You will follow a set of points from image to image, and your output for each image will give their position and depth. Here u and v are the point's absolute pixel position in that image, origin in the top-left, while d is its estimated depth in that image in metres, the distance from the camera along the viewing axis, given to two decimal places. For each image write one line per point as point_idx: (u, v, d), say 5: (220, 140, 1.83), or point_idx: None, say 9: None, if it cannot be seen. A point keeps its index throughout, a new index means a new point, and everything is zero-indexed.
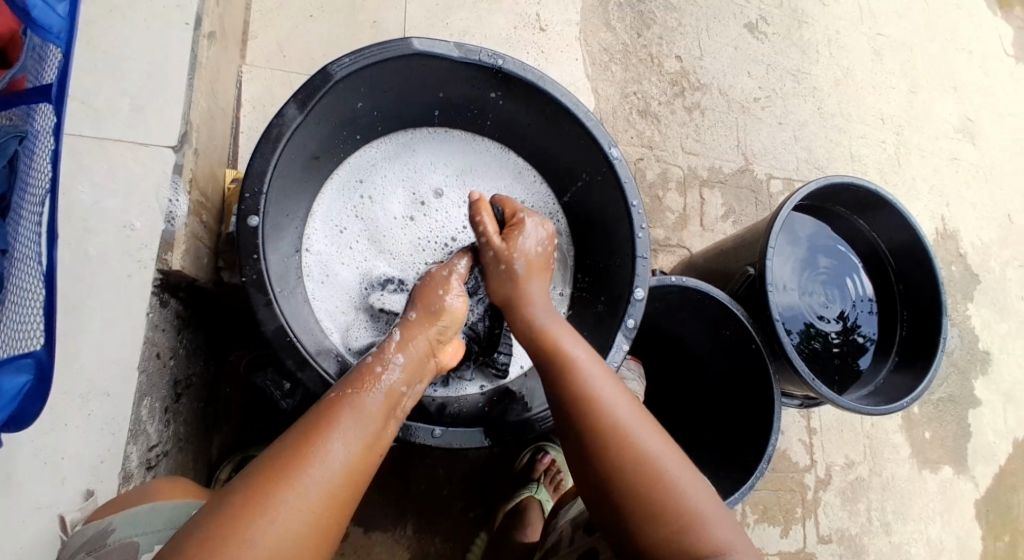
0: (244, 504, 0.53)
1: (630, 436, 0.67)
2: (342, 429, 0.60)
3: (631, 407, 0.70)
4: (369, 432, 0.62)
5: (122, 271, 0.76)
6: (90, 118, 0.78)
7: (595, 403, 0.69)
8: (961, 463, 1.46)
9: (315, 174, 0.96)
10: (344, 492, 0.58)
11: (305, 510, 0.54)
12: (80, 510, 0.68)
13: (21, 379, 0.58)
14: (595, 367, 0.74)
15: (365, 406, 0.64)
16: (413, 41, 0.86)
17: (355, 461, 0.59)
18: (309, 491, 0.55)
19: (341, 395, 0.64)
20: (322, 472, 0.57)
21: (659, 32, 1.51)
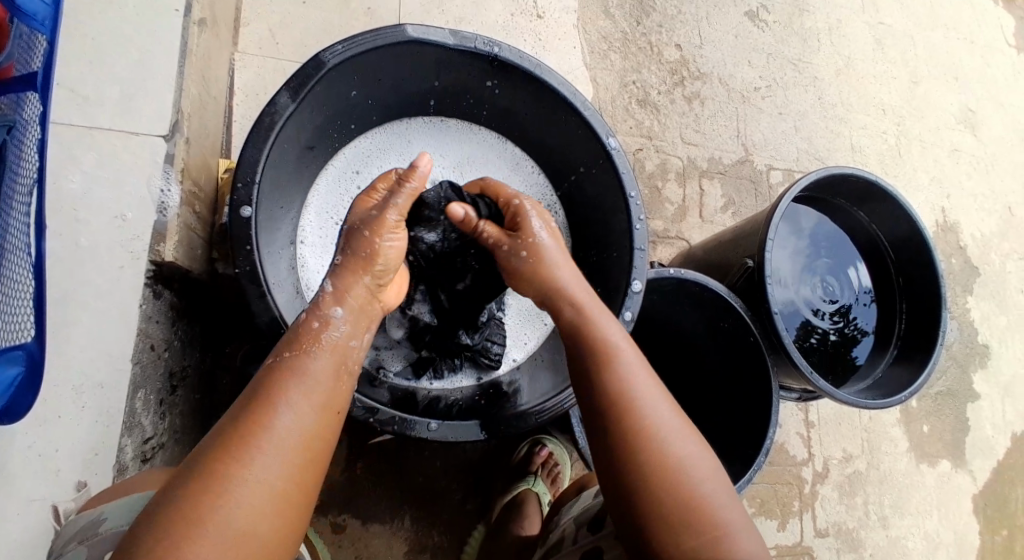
0: (202, 481, 0.50)
1: (649, 432, 0.62)
2: (287, 397, 0.56)
3: (660, 401, 0.65)
4: (322, 395, 0.58)
5: (114, 262, 0.75)
6: (80, 107, 0.77)
7: (616, 393, 0.65)
8: (959, 457, 1.46)
9: (310, 164, 0.95)
10: (305, 464, 0.55)
11: (265, 488, 0.51)
12: (73, 500, 0.68)
13: (13, 370, 0.59)
14: (631, 353, 0.69)
15: (308, 369, 0.59)
16: (407, 27, 0.85)
17: (312, 431, 0.56)
18: (266, 467, 0.52)
19: (281, 362, 0.59)
20: (276, 444, 0.53)
21: (659, 20, 1.50)
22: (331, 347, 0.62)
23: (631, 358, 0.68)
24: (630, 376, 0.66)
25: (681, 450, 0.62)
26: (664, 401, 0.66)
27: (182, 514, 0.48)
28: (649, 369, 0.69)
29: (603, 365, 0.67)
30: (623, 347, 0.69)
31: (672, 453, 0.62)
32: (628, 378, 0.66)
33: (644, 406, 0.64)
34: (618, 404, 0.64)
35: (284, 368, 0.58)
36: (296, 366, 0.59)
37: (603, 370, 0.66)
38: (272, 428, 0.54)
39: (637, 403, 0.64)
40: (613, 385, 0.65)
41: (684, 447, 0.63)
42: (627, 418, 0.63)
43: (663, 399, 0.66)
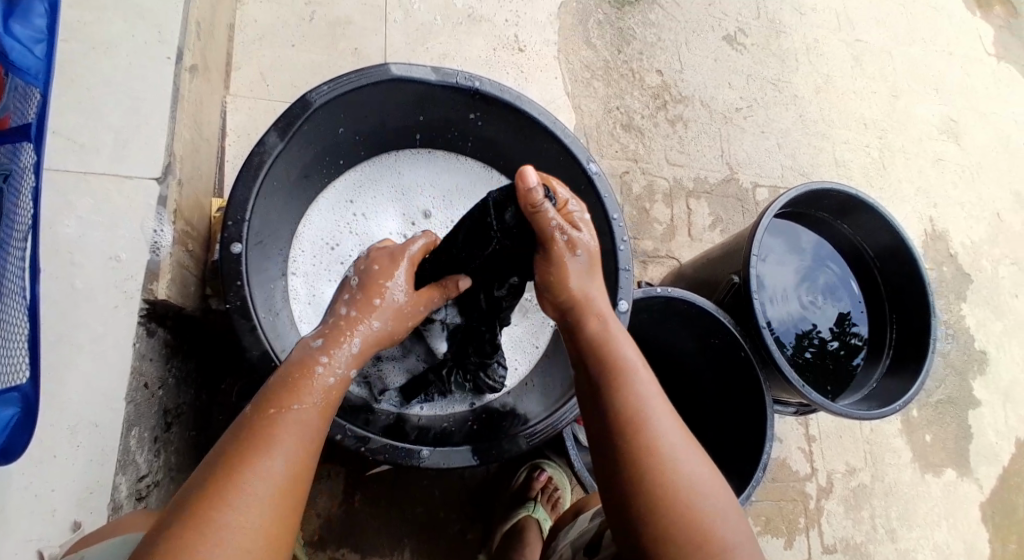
0: (186, 526, 0.47)
1: (659, 453, 0.62)
2: (277, 445, 0.53)
3: (669, 422, 0.65)
4: (309, 435, 0.56)
5: (108, 302, 0.77)
6: (76, 153, 0.80)
7: (628, 414, 0.64)
8: (963, 465, 1.45)
9: (300, 199, 0.97)
10: (292, 506, 0.52)
11: (254, 532, 0.49)
12: (61, 545, 0.68)
13: (8, 413, 0.60)
14: (644, 373, 0.68)
15: (299, 417, 0.57)
16: (390, 66, 0.89)
17: (299, 472, 0.54)
18: (256, 513, 0.49)
19: (271, 407, 0.56)
20: (264, 485, 0.51)
21: (639, 48, 1.54)
22: (323, 391, 0.60)
23: (643, 378, 0.67)
24: (642, 396, 0.65)
25: (691, 472, 0.61)
26: (673, 421, 0.65)
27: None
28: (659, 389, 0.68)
29: (615, 385, 0.66)
30: (636, 366, 0.68)
31: (682, 475, 0.61)
32: (639, 397, 0.65)
33: (654, 427, 0.63)
34: (629, 425, 0.63)
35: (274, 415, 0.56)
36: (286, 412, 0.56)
37: (616, 390, 0.65)
38: (260, 470, 0.51)
39: (649, 424, 0.63)
40: (625, 405, 0.64)
41: (693, 468, 0.62)
42: (639, 439, 0.62)
43: (672, 419, 0.65)
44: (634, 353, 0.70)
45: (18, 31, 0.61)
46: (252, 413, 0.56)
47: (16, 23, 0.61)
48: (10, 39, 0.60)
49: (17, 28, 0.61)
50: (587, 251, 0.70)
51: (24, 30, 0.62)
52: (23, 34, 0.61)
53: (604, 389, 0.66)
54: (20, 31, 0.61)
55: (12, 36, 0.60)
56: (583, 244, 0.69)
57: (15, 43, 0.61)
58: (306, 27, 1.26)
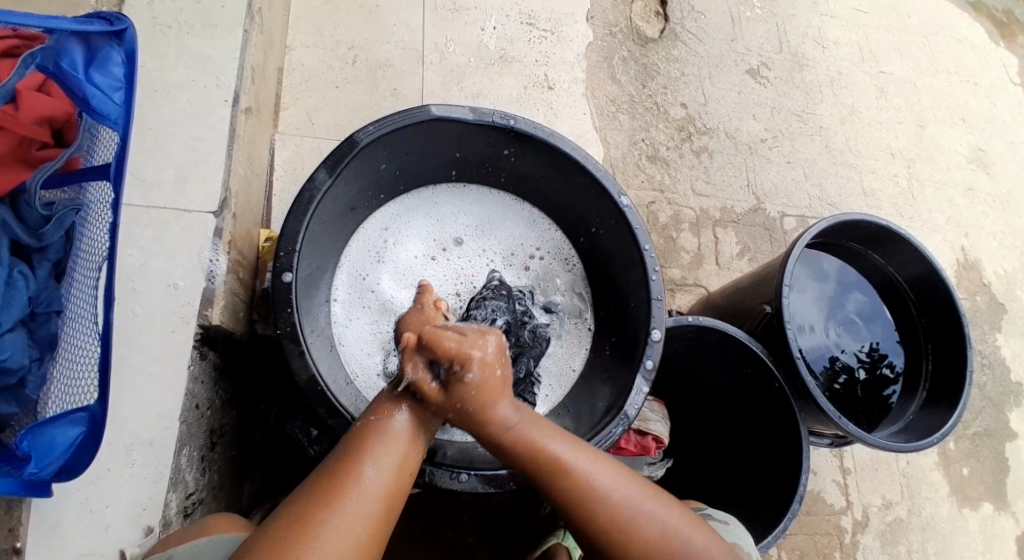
0: (298, 523, 0.57)
1: (623, 518, 0.68)
2: (374, 453, 0.64)
3: (621, 486, 0.69)
4: (402, 453, 0.67)
5: (166, 327, 0.81)
6: (140, 189, 0.85)
7: (577, 493, 0.68)
8: (1002, 500, 1.41)
9: (345, 228, 1.01)
10: (385, 515, 0.62)
11: (352, 536, 0.58)
12: (141, 545, 0.73)
13: (75, 431, 0.64)
14: (584, 457, 0.70)
15: (394, 429, 0.68)
16: (431, 107, 0.93)
17: (392, 482, 0.64)
18: (352, 521, 0.59)
19: (370, 421, 0.69)
20: (365, 493, 0.61)
21: (664, 82, 1.58)
22: (416, 408, 0.72)
23: (581, 460, 0.70)
24: (586, 475, 0.69)
25: (656, 524, 0.69)
26: (622, 483, 0.70)
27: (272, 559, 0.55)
28: (602, 459, 0.71)
29: (555, 475, 0.69)
30: (571, 456, 0.70)
31: (650, 531, 0.68)
32: (585, 477, 0.69)
33: (609, 497, 0.68)
34: (584, 507, 0.68)
35: (374, 429, 0.67)
36: (380, 426, 0.68)
37: (560, 479, 0.68)
38: (358, 480, 0.62)
39: (598, 495, 0.68)
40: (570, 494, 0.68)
41: (660, 518, 0.69)
42: (597, 515, 0.68)
43: (622, 480, 0.70)
44: (563, 440, 0.71)
45: (98, 79, 0.66)
46: (357, 428, 0.68)
47: (96, 71, 0.66)
48: (90, 87, 0.65)
49: (97, 76, 0.66)
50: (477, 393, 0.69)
51: (104, 79, 0.66)
52: (103, 82, 0.66)
53: (547, 479, 0.69)
54: (100, 80, 0.66)
55: (92, 84, 0.66)
56: (474, 363, 0.69)
57: (95, 90, 0.66)
58: (348, 70, 1.33)
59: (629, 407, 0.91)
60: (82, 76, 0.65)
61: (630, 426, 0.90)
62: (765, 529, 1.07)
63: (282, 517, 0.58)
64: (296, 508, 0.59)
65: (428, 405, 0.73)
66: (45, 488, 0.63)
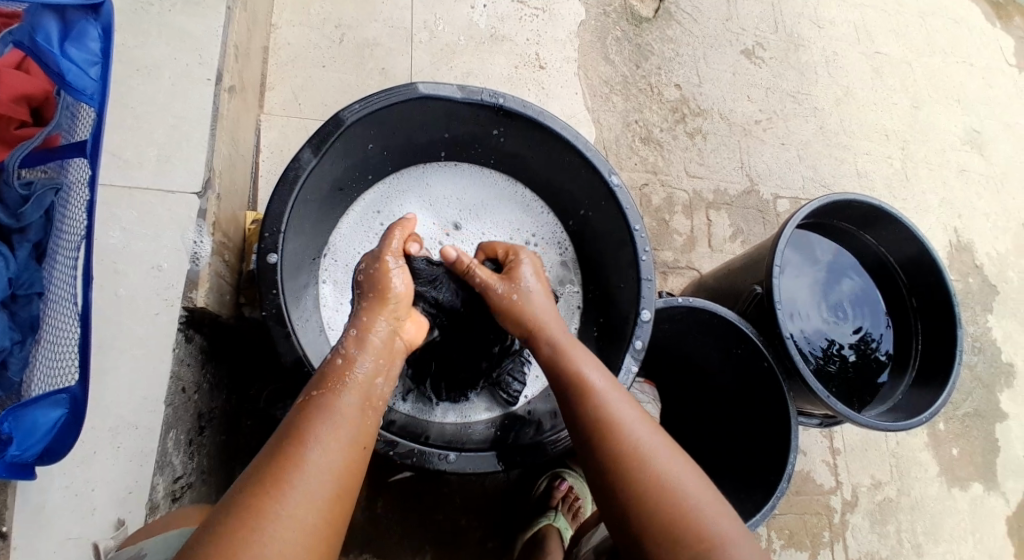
0: (245, 508, 0.54)
1: (637, 459, 0.68)
2: (318, 434, 0.60)
3: (641, 426, 0.71)
4: (350, 433, 0.63)
5: (150, 309, 0.80)
6: (120, 170, 0.84)
7: (598, 426, 0.70)
8: (990, 480, 1.43)
9: (332, 209, 1.00)
10: (337, 501, 0.58)
11: (300, 524, 0.55)
12: (114, 538, 0.72)
13: (57, 413, 0.63)
14: (613, 389, 0.75)
15: (339, 407, 0.64)
16: (418, 85, 0.92)
17: (341, 465, 0.60)
18: (296, 505, 0.55)
19: (313, 399, 0.64)
20: (313, 479, 0.57)
21: (657, 63, 1.56)
22: (359, 388, 0.67)
23: (609, 390, 0.74)
24: (609, 407, 0.72)
25: (672, 472, 0.67)
26: (639, 429, 0.70)
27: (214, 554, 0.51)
28: (628, 399, 0.75)
29: (584, 399, 0.73)
30: (602, 386, 0.74)
31: (654, 472, 0.67)
32: (608, 411, 0.72)
33: (624, 433, 0.69)
34: (603, 435, 0.70)
35: (317, 407, 0.63)
36: (328, 405, 0.63)
37: (586, 404, 0.72)
38: (303, 461, 0.58)
39: (618, 431, 0.70)
40: (591, 419, 0.71)
41: (667, 465, 0.67)
42: (613, 449, 0.69)
43: (644, 424, 0.72)
44: (598, 371, 0.77)
45: (73, 54, 0.64)
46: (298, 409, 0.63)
47: (71, 46, 0.65)
48: (66, 62, 0.64)
49: (72, 50, 0.64)
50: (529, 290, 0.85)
51: (80, 53, 0.65)
52: (78, 57, 0.65)
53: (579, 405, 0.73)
54: (75, 54, 0.65)
55: (68, 59, 0.64)
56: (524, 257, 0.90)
57: (71, 65, 0.64)
58: (337, 49, 1.31)
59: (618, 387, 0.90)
60: (57, 50, 0.63)
61: None
62: (755, 508, 1.08)
63: (229, 504, 0.55)
64: (243, 493, 0.55)
65: (371, 378, 0.69)
66: (28, 471, 0.63)
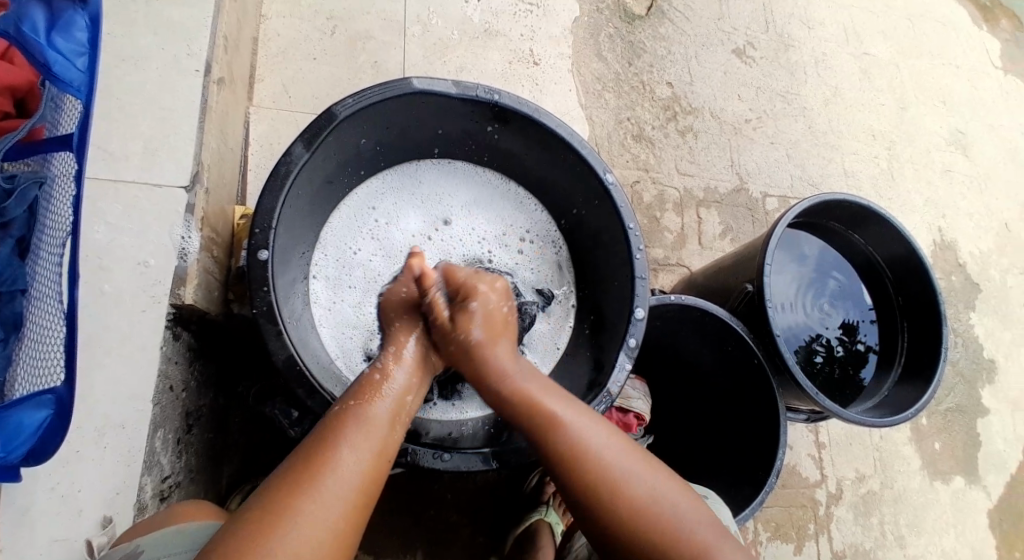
0: (276, 510, 0.56)
1: (614, 482, 0.67)
2: (349, 439, 0.63)
3: (618, 449, 0.70)
4: (378, 439, 0.65)
5: (137, 306, 0.79)
6: (106, 163, 0.82)
7: (573, 457, 0.68)
8: (972, 473, 1.45)
9: (324, 203, 0.99)
10: (364, 500, 0.61)
11: (328, 523, 0.57)
12: (106, 535, 0.71)
13: (42, 414, 0.61)
14: (582, 418, 0.71)
15: (370, 416, 0.66)
16: (412, 80, 0.91)
17: (369, 468, 0.62)
18: (324, 506, 0.57)
19: (346, 408, 0.66)
20: (342, 480, 0.60)
21: (649, 60, 1.56)
22: (392, 397, 0.70)
23: (576, 418, 0.71)
24: (580, 433, 0.70)
25: (653, 486, 0.68)
26: (619, 446, 0.70)
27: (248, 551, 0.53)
28: (598, 420, 0.73)
29: (556, 431, 0.70)
30: (570, 417, 0.71)
31: (636, 489, 0.67)
32: (580, 437, 0.70)
33: (597, 459, 0.68)
34: (575, 463, 0.68)
35: (349, 415, 0.65)
36: (359, 411, 0.66)
37: (554, 432, 0.70)
38: (334, 464, 0.60)
39: (594, 454, 0.69)
40: (563, 449, 0.69)
41: (648, 480, 0.68)
42: (589, 474, 0.68)
43: (618, 446, 0.70)
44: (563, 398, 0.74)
45: (60, 44, 0.63)
46: (332, 415, 0.66)
47: (58, 36, 0.63)
48: (52, 53, 0.62)
49: (59, 41, 0.63)
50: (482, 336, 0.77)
51: (67, 43, 0.63)
52: (65, 47, 0.63)
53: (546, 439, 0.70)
54: (62, 44, 0.63)
55: (54, 50, 0.62)
56: (477, 298, 0.79)
57: (57, 56, 0.62)
58: (327, 42, 1.29)
59: (612, 385, 0.90)
60: (43, 40, 0.62)
61: (613, 404, 0.90)
62: (746, 502, 1.08)
63: (260, 504, 0.57)
64: (276, 490, 0.58)
65: (404, 393, 0.71)
66: (13, 473, 0.61)
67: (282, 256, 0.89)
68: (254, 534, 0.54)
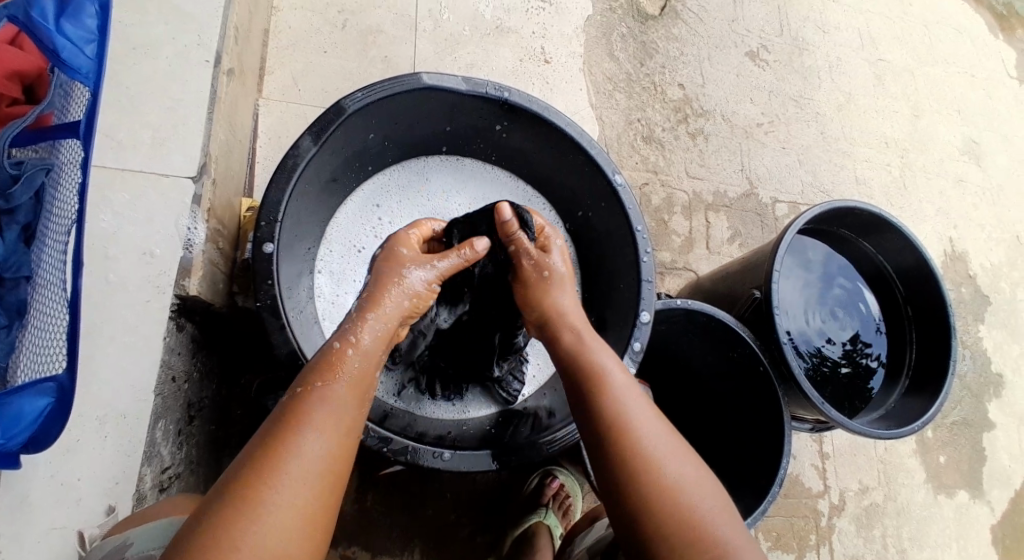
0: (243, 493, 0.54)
1: (642, 459, 0.66)
2: (317, 420, 0.60)
3: (653, 428, 0.69)
4: (345, 421, 0.61)
5: (140, 296, 0.79)
6: (114, 152, 0.82)
7: (610, 420, 0.69)
8: (976, 488, 1.44)
9: (330, 198, 0.99)
10: (333, 484, 0.58)
11: (299, 509, 0.55)
12: (99, 526, 0.70)
13: (43, 401, 0.61)
14: (626, 383, 0.73)
15: (336, 395, 0.62)
16: (422, 75, 0.90)
17: (337, 451, 0.59)
18: (289, 493, 0.55)
19: (306, 387, 0.62)
20: (311, 464, 0.57)
21: (661, 61, 1.55)
22: (360, 373, 0.65)
23: (625, 387, 0.72)
24: (620, 399, 0.70)
25: (678, 475, 0.65)
26: (646, 422, 0.69)
27: (213, 543, 0.51)
28: (641, 394, 0.73)
29: (598, 392, 0.71)
30: (616, 376, 0.73)
31: (661, 471, 0.65)
32: (621, 405, 0.70)
33: (631, 432, 0.68)
34: (618, 439, 0.67)
35: (313, 393, 0.62)
36: (329, 389, 0.62)
37: (598, 394, 0.71)
38: (298, 449, 0.57)
39: (625, 423, 0.68)
40: (606, 411, 0.70)
41: (672, 467, 0.65)
42: (625, 447, 0.66)
43: (657, 425, 0.70)
44: (613, 362, 0.76)
45: (68, 30, 0.62)
46: (294, 393, 0.62)
47: (68, 22, 0.63)
48: (61, 39, 0.62)
49: (68, 27, 0.62)
50: (557, 272, 0.83)
51: (76, 30, 0.63)
52: (74, 34, 0.63)
53: (590, 397, 0.71)
54: (70, 30, 0.62)
55: (63, 36, 0.62)
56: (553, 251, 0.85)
57: (66, 42, 0.62)
58: (338, 34, 1.29)
59: None
60: (52, 26, 0.61)
61: None
62: (746, 510, 1.07)
63: (226, 492, 0.54)
64: (240, 478, 0.55)
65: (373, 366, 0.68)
66: (12, 460, 0.62)
67: (286, 249, 0.88)
68: (222, 525, 0.52)
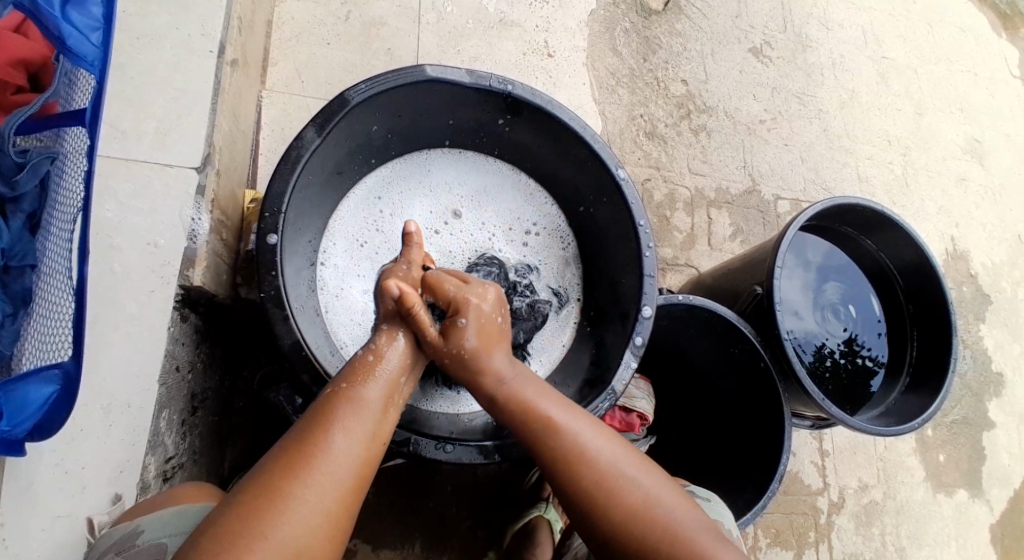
0: (270, 492, 0.56)
1: (606, 477, 0.69)
2: (344, 424, 0.62)
3: (612, 449, 0.72)
4: (371, 426, 0.65)
5: (145, 286, 0.79)
6: (118, 141, 0.82)
7: (568, 450, 0.71)
8: (975, 487, 1.44)
9: (334, 190, 0.99)
10: (355, 488, 0.60)
11: (321, 509, 0.57)
12: (108, 514, 0.71)
13: (49, 389, 0.61)
14: (570, 413, 0.74)
15: (366, 402, 0.66)
16: (426, 67, 0.90)
17: (364, 454, 0.62)
18: (315, 494, 0.57)
19: (339, 391, 0.66)
20: (338, 464, 0.59)
21: (664, 57, 1.55)
22: (385, 381, 0.69)
23: (571, 419, 0.73)
24: (574, 429, 0.72)
25: (643, 490, 0.69)
26: (607, 444, 0.72)
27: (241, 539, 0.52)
28: (588, 417, 0.76)
29: (553, 424, 0.72)
30: (561, 415, 0.73)
31: (632, 487, 0.69)
32: (574, 434, 0.72)
33: (602, 454, 0.71)
34: (573, 464, 0.70)
35: (344, 396, 0.65)
36: (357, 395, 0.66)
37: (557, 428, 0.72)
38: (329, 448, 0.60)
39: (586, 450, 0.71)
40: (566, 440, 0.71)
41: (643, 481, 0.70)
42: (586, 471, 0.70)
43: (615, 442, 0.73)
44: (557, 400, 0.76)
45: (74, 17, 0.63)
46: (325, 396, 0.66)
47: (73, 9, 0.63)
48: (67, 26, 0.62)
49: (74, 14, 0.63)
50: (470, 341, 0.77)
51: (81, 18, 0.63)
52: (80, 21, 0.63)
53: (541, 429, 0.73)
54: (76, 18, 0.63)
55: (69, 23, 0.62)
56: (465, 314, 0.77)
57: (72, 29, 0.62)
58: (341, 27, 1.28)
59: (617, 382, 0.90)
60: (58, 13, 0.62)
61: (616, 402, 0.90)
62: (746, 507, 1.08)
63: (254, 487, 0.56)
64: (267, 477, 0.57)
65: (398, 374, 0.72)
66: (18, 447, 0.62)
67: (289, 241, 0.88)
68: (245, 521, 0.53)
